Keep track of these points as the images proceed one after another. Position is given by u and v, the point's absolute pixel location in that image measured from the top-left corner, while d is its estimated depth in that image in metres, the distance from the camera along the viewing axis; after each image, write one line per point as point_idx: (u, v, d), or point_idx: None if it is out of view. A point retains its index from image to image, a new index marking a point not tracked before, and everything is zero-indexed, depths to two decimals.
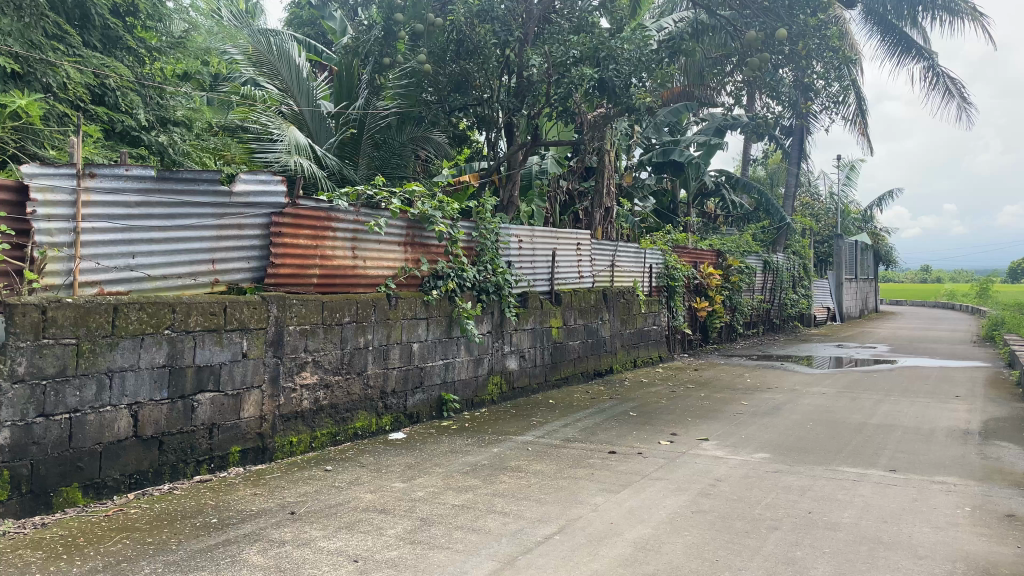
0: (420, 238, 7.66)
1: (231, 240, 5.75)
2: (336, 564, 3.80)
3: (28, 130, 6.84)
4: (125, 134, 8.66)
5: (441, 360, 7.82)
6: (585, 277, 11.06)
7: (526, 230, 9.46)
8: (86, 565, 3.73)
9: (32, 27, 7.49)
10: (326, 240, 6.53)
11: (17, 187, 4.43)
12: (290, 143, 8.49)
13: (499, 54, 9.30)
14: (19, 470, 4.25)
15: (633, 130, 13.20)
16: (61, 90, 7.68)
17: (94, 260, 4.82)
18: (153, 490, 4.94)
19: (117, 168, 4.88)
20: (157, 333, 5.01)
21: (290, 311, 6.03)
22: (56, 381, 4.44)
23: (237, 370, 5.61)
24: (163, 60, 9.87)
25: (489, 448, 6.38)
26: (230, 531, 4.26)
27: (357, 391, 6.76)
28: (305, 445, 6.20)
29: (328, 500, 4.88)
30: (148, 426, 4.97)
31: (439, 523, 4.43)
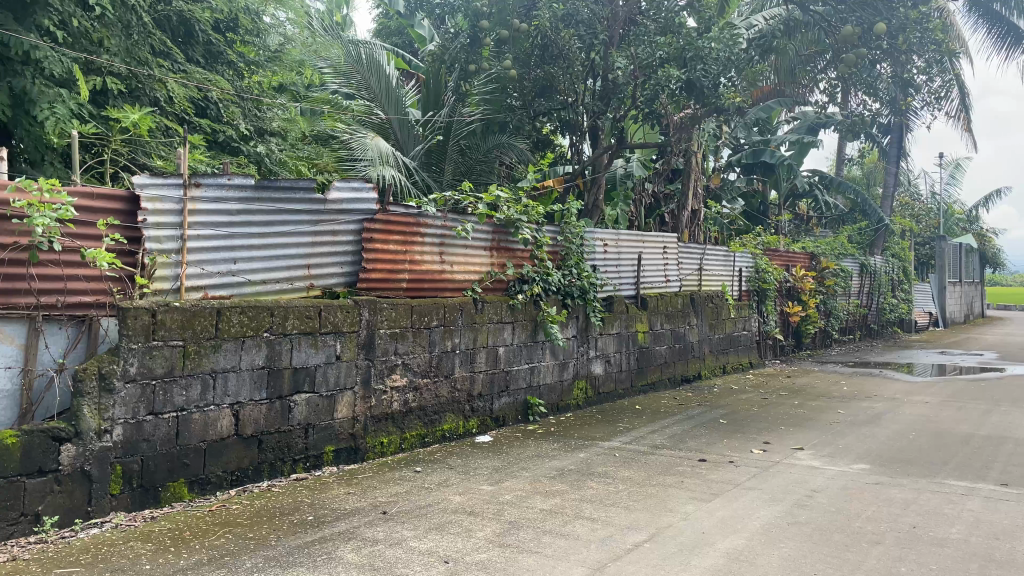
0: (505, 243, 7.75)
1: (326, 246, 5.93)
2: (428, 565, 3.86)
3: (138, 143, 7.19)
4: (226, 144, 9.04)
5: (527, 365, 7.84)
6: (671, 281, 10.91)
7: (611, 235, 9.42)
8: (192, 557, 3.90)
9: (139, 44, 7.85)
10: (415, 245, 6.66)
11: (127, 197, 4.69)
12: (377, 153, 8.65)
13: (584, 58, 9.34)
14: (131, 465, 4.49)
15: (722, 131, 13.00)
16: (168, 104, 8.09)
17: (200, 266, 5.05)
18: (253, 487, 5.14)
19: (220, 178, 5.11)
20: (257, 336, 5.21)
21: (380, 315, 6.16)
22: (165, 380, 4.66)
23: (331, 372, 5.77)
24: (261, 73, 10.29)
25: (576, 453, 6.36)
26: (327, 528, 4.39)
27: (445, 394, 6.86)
28: (396, 446, 6.33)
29: (418, 501, 4.97)
30: (249, 425, 5.18)
31: (528, 527, 4.44)
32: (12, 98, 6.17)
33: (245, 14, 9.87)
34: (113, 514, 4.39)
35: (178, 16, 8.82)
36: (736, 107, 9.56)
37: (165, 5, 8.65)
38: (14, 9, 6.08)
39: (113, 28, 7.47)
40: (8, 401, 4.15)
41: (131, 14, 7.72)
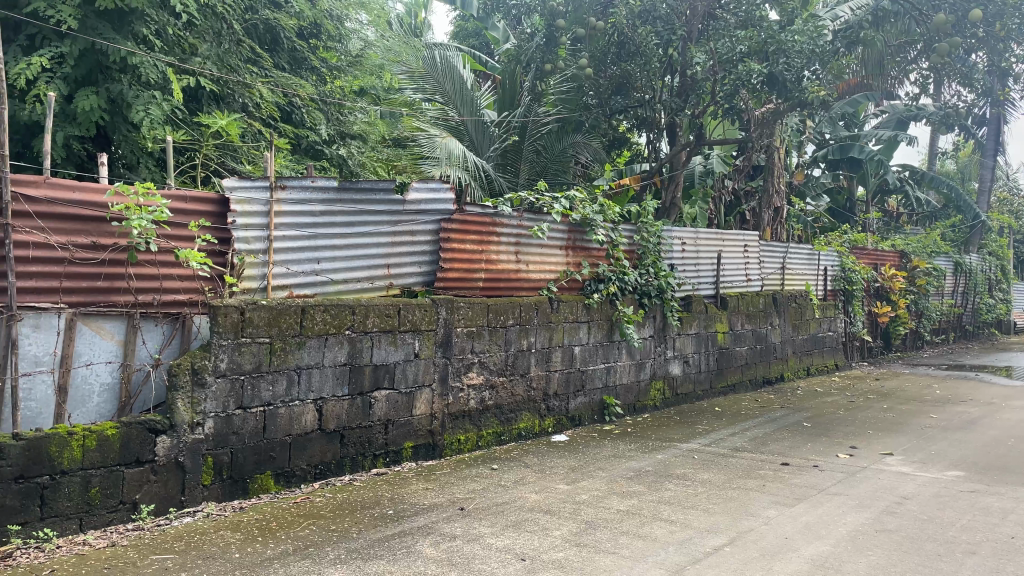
0: (581, 242, 7.72)
1: (404, 246, 6.04)
2: (505, 562, 3.89)
3: (228, 147, 7.46)
4: (310, 148, 9.30)
5: (603, 364, 7.80)
6: (752, 281, 10.67)
7: (689, 233, 9.27)
8: (278, 548, 4.04)
9: (230, 52, 8.15)
10: (491, 244, 6.71)
11: (218, 200, 4.89)
12: (446, 154, 8.53)
13: (662, 54, 9.22)
14: (221, 457, 4.68)
15: (805, 126, 12.64)
16: (256, 110, 8.36)
17: (286, 266, 5.23)
18: (336, 481, 5.28)
19: (304, 180, 5.27)
20: (339, 334, 5.34)
21: (457, 314, 6.23)
22: (253, 376, 4.84)
23: (410, 370, 5.88)
24: (343, 78, 10.54)
25: (653, 454, 6.29)
26: (406, 522, 4.47)
27: (521, 392, 6.88)
28: (473, 443, 6.41)
29: (495, 498, 5.01)
30: (332, 420, 5.32)
31: (605, 527, 4.42)
32: (110, 103, 6.47)
33: (328, 20, 10.13)
34: (205, 504, 4.59)
35: (264, 24, 9.12)
36: (820, 101, 9.32)
37: (253, 14, 8.97)
38: (113, 19, 6.39)
39: (204, 37, 7.78)
40: (109, 395, 4.37)
41: (222, 23, 8.03)
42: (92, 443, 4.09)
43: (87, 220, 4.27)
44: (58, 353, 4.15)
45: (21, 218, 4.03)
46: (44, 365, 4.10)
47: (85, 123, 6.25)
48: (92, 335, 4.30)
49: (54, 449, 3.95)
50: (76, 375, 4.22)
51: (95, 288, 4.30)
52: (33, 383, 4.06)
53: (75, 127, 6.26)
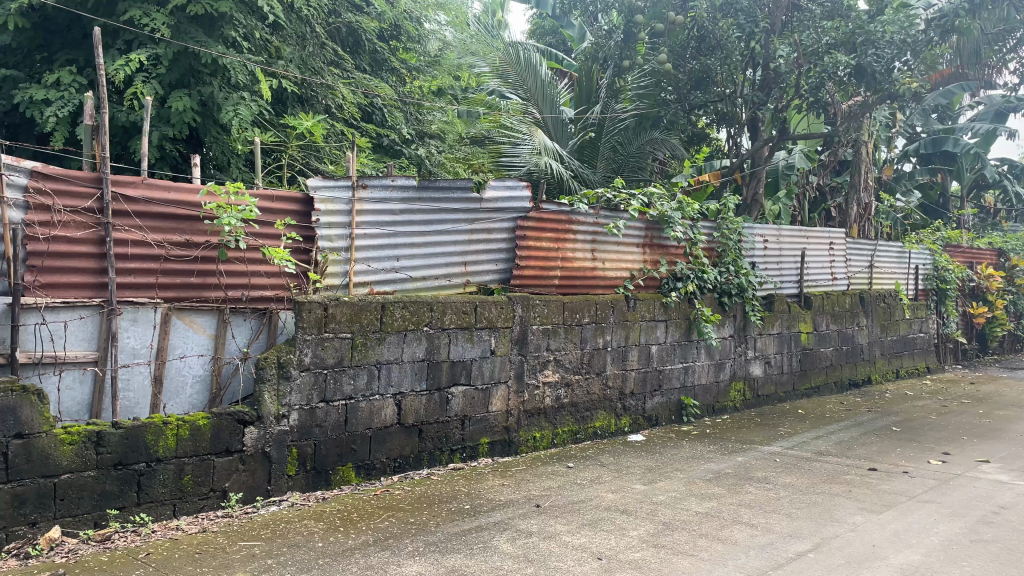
0: (659, 240, 7.63)
1: (482, 244, 6.10)
2: (582, 560, 3.88)
3: (312, 147, 7.66)
4: (390, 148, 9.46)
5: (681, 364, 7.69)
6: (838, 279, 10.35)
7: (772, 230, 9.05)
8: (359, 538, 4.14)
9: (313, 54, 8.36)
10: (567, 242, 6.70)
11: (304, 199, 5.03)
12: (531, 149, 8.59)
13: (743, 47, 9.08)
14: (305, 449, 4.83)
15: (895, 119, 12.16)
16: (338, 111, 8.55)
17: (367, 263, 5.35)
18: (414, 474, 5.39)
19: (385, 180, 5.38)
20: (418, 330, 5.43)
21: (534, 311, 6.24)
22: (335, 370, 4.96)
23: (486, 366, 5.92)
24: (422, 78, 10.69)
25: (733, 456, 6.16)
26: (482, 517, 4.52)
27: (597, 391, 6.85)
28: (548, 441, 6.44)
29: (571, 496, 5.01)
30: (410, 415, 5.42)
31: (683, 529, 4.36)
32: (201, 105, 6.72)
33: (407, 21, 10.31)
34: (289, 493, 4.75)
35: (347, 27, 9.33)
36: (912, 93, 9.00)
37: (336, 17, 9.19)
38: (205, 24, 6.66)
39: (289, 41, 8.01)
40: (201, 386, 4.57)
41: (307, 27, 8.25)
42: (185, 432, 4.27)
43: (181, 218, 4.47)
44: (154, 346, 4.35)
45: (121, 217, 4.24)
46: (141, 358, 4.30)
47: (178, 124, 6.51)
48: (185, 329, 4.49)
49: (150, 438, 4.14)
50: (171, 367, 4.42)
51: (189, 284, 4.49)
52: (131, 374, 4.27)
53: (169, 128, 6.52)
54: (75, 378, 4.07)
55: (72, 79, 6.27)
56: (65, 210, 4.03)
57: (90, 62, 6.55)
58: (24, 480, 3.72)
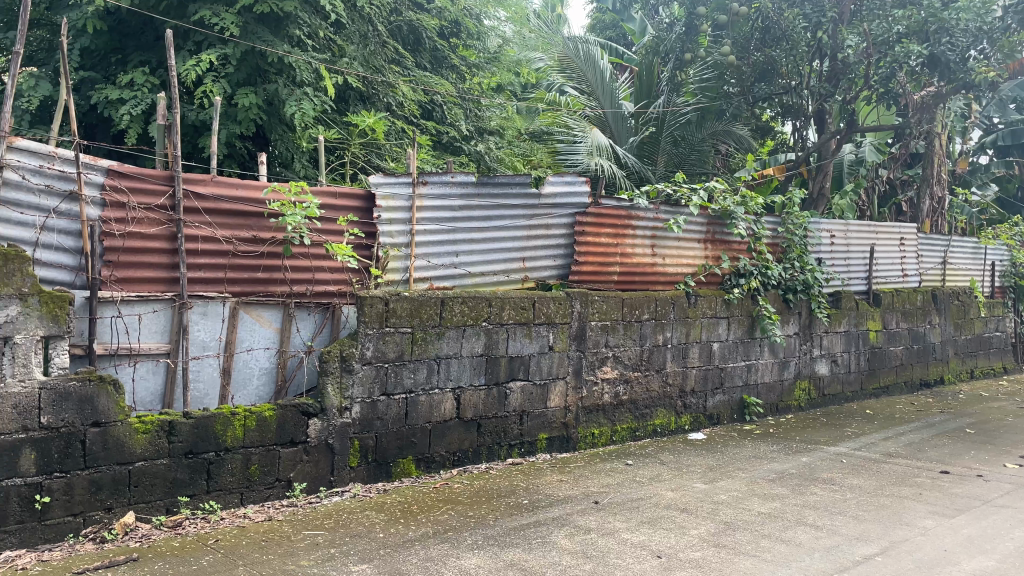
0: (721, 235, 7.50)
1: (540, 240, 6.11)
2: (641, 558, 3.85)
3: (373, 144, 7.76)
4: (449, 144, 9.53)
5: (743, 362, 7.56)
6: (909, 276, 10.01)
7: (839, 225, 8.79)
8: (419, 530, 4.19)
9: (375, 53, 8.46)
10: (627, 238, 6.65)
11: (365, 195, 5.11)
12: (592, 144, 8.53)
13: (809, 37, 8.91)
14: (367, 441, 4.91)
15: (970, 109, 11.69)
16: (399, 108, 8.64)
17: (427, 259, 5.42)
18: (472, 468, 5.44)
19: (444, 175, 5.44)
20: (476, 325, 5.46)
21: (592, 307, 6.20)
22: (395, 364, 5.03)
23: (545, 362, 5.92)
24: (481, 74, 10.74)
25: (797, 456, 6.03)
26: (541, 513, 4.52)
27: (657, 388, 6.79)
28: (607, 437, 6.42)
29: (630, 493, 4.97)
30: (469, 409, 5.46)
31: (745, 529, 4.29)
32: (267, 103, 6.86)
33: (467, 18, 10.36)
34: (352, 484, 4.84)
35: (408, 25, 9.43)
36: (988, 82, 8.66)
37: (397, 16, 9.30)
38: (271, 25, 6.82)
39: (352, 39, 8.13)
40: (267, 378, 4.69)
41: (369, 26, 8.36)
42: (252, 423, 4.39)
43: (248, 214, 4.59)
44: (223, 339, 4.48)
45: (191, 214, 4.38)
46: (211, 350, 4.43)
47: (246, 122, 6.66)
48: (252, 323, 4.60)
49: (219, 428, 4.27)
50: (239, 360, 4.55)
51: (255, 278, 4.61)
52: (201, 366, 4.41)
53: (237, 125, 6.67)
54: (148, 369, 4.22)
55: (145, 80, 6.49)
56: (139, 207, 4.19)
57: (162, 63, 6.77)
58: (101, 466, 3.88)
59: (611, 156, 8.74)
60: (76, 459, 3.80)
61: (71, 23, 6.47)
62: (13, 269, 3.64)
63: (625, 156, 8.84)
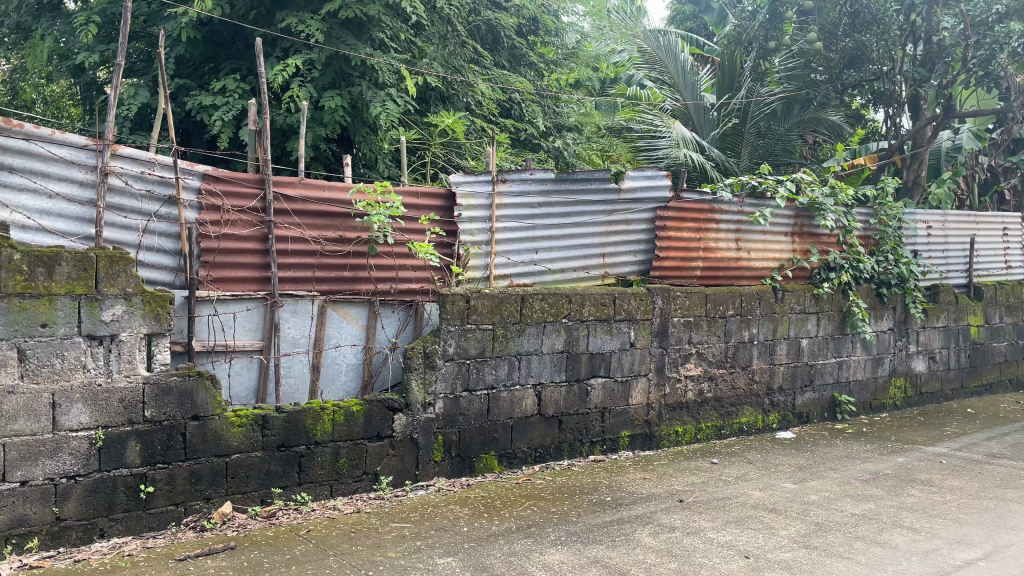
0: (809, 228, 7.27)
1: (621, 235, 6.07)
2: (728, 558, 3.78)
3: (453, 144, 7.85)
4: (528, 142, 9.57)
5: (834, 359, 7.32)
6: (1013, 267, 9.50)
7: (936, 216, 8.37)
8: (503, 525, 4.23)
9: (454, 53, 8.55)
10: (709, 232, 6.53)
11: (446, 194, 5.17)
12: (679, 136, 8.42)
13: (902, 20, 8.62)
14: (450, 436, 4.99)
15: None
16: (478, 107, 8.71)
17: (506, 256, 5.47)
18: (555, 465, 5.46)
19: (523, 172, 5.45)
20: (557, 321, 5.46)
21: (674, 303, 6.10)
22: (477, 360, 5.08)
23: (626, 359, 5.87)
24: (559, 71, 10.74)
25: (893, 457, 5.80)
26: (625, 510, 4.50)
27: (743, 385, 6.64)
28: (691, 435, 6.33)
29: (716, 492, 4.89)
30: (550, 405, 5.47)
31: (837, 531, 4.16)
32: (351, 106, 7.03)
33: (545, 15, 10.42)
34: (436, 479, 4.93)
35: (487, 24, 9.50)
36: None
37: (475, 15, 9.38)
38: (354, 29, 6.98)
39: (432, 40, 8.24)
40: (354, 373, 4.81)
41: (448, 27, 8.46)
42: (341, 417, 4.52)
43: (335, 215, 4.72)
44: (312, 336, 4.62)
45: (281, 216, 4.53)
46: (301, 346, 4.58)
47: (331, 124, 6.86)
48: (340, 320, 4.73)
49: (309, 423, 4.41)
50: (327, 356, 4.68)
51: (342, 277, 4.74)
52: (292, 362, 4.56)
53: (323, 128, 6.87)
54: (243, 365, 4.39)
55: (236, 86, 6.75)
56: (233, 210, 4.36)
57: (251, 70, 7.03)
58: (200, 458, 4.06)
59: (696, 147, 8.63)
60: (177, 451, 3.99)
61: (168, 34, 6.79)
62: (118, 270, 3.81)
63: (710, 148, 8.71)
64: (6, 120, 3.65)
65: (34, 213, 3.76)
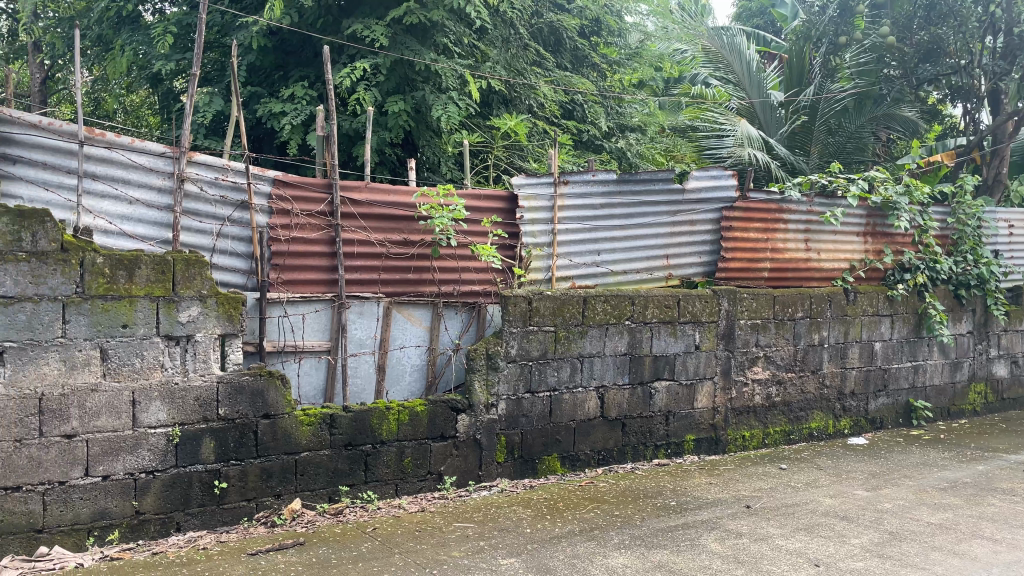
0: (882, 228, 7.04)
1: (685, 236, 6.00)
2: (797, 565, 3.70)
3: (516, 146, 7.89)
4: (591, 143, 9.56)
5: (909, 363, 7.08)
6: None
7: (1020, 214, 8.01)
8: (565, 527, 4.22)
9: (517, 56, 8.59)
10: (777, 232, 6.40)
11: (509, 196, 5.20)
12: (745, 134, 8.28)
13: (980, 12, 8.35)
14: (512, 438, 5.00)
15: None
16: (540, 109, 8.72)
17: (569, 258, 5.47)
18: (618, 468, 5.42)
19: (586, 174, 5.44)
20: (619, 323, 5.42)
21: (741, 305, 5.99)
22: (539, 362, 5.09)
23: (691, 362, 5.79)
24: (622, 71, 10.70)
25: (973, 465, 5.57)
26: (689, 515, 4.43)
27: (813, 390, 6.48)
28: (759, 440, 6.21)
29: (785, 499, 4.77)
30: (613, 408, 5.44)
31: (913, 540, 4.02)
32: (415, 110, 7.12)
33: (609, 16, 10.38)
34: (499, 479, 4.95)
35: (549, 27, 9.52)
36: None
37: (538, 18, 9.40)
38: (418, 35, 7.10)
39: (496, 44, 8.29)
40: (418, 374, 4.87)
41: (511, 30, 8.51)
42: (405, 417, 4.58)
43: (399, 219, 4.79)
44: (377, 337, 4.69)
45: (348, 219, 4.62)
46: (367, 347, 4.66)
47: (396, 128, 6.97)
48: (404, 321, 4.80)
49: (375, 422, 4.49)
50: (392, 357, 4.75)
51: (406, 280, 4.81)
52: (359, 362, 4.64)
53: (387, 132, 6.99)
54: (312, 365, 4.50)
55: (304, 93, 6.91)
56: (302, 214, 4.46)
57: (319, 77, 7.19)
58: (271, 456, 4.17)
59: (763, 145, 8.45)
60: (249, 448, 4.11)
61: (239, 43, 7.00)
62: (194, 273, 3.94)
63: (777, 146, 8.52)
64: (88, 130, 3.85)
65: (115, 219, 3.94)
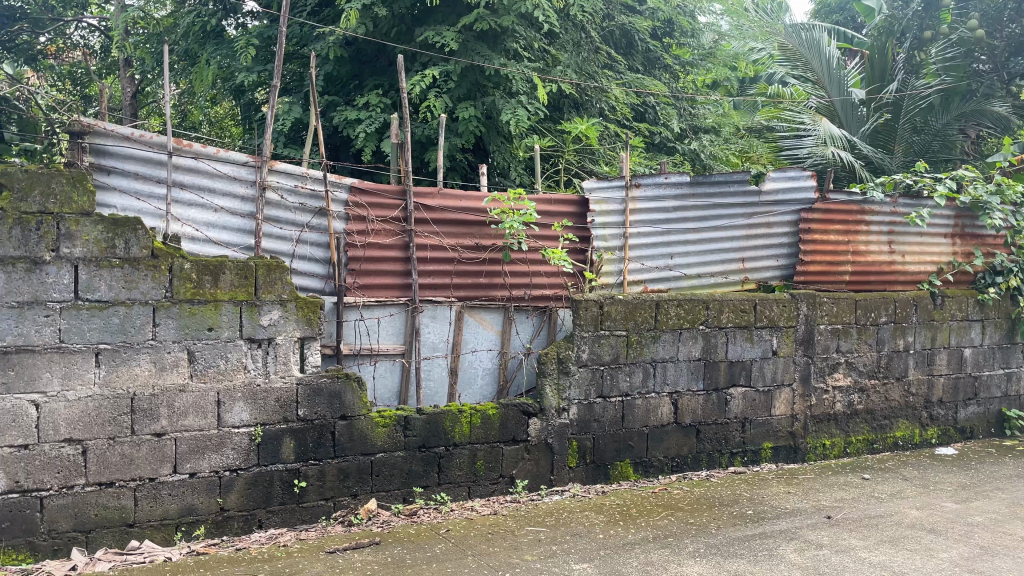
0: (972, 229, 6.73)
1: (761, 239, 5.87)
2: None
3: (587, 151, 7.88)
4: (662, 145, 9.48)
5: (1002, 370, 6.75)
6: None
7: None
8: (639, 533, 4.18)
9: (588, 59, 8.57)
10: (859, 234, 6.19)
11: (580, 201, 5.19)
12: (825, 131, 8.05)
13: None
14: (584, 443, 4.99)
15: None
16: (612, 112, 8.66)
17: (641, 262, 5.42)
18: (692, 475, 5.34)
19: (658, 177, 5.39)
20: (693, 328, 5.33)
21: (821, 310, 5.82)
22: (611, 367, 5.05)
23: (768, 368, 5.66)
24: (695, 72, 10.56)
25: None
26: (767, 525, 4.33)
27: (898, 398, 6.25)
28: (840, 449, 6.03)
29: (868, 510, 4.61)
30: (687, 414, 5.37)
31: (1006, 557, 3.84)
32: (485, 116, 7.18)
33: (681, 16, 10.25)
34: (571, 484, 4.95)
35: (620, 29, 9.46)
36: None
37: (610, 21, 9.34)
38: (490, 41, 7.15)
39: (567, 48, 8.30)
40: (490, 377, 4.91)
41: (582, 34, 8.49)
42: (477, 421, 4.62)
43: (471, 224, 4.84)
44: (450, 340, 4.75)
45: (421, 224, 4.69)
46: (440, 350, 4.72)
47: (467, 134, 7.04)
48: (477, 325, 4.84)
49: (448, 424, 4.53)
50: (464, 360, 4.80)
51: (478, 284, 4.85)
52: (432, 365, 4.70)
53: (459, 138, 7.06)
54: (387, 368, 4.58)
55: (378, 100, 7.08)
56: (377, 220, 4.56)
57: (393, 85, 7.33)
58: (347, 456, 4.27)
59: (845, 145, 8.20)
60: (327, 448, 4.21)
61: (318, 54, 7.20)
62: (276, 277, 4.07)
63: (858, 144, 8.26)
64: (177, 141, 4.01)
65: (201, 226, 4.10)
